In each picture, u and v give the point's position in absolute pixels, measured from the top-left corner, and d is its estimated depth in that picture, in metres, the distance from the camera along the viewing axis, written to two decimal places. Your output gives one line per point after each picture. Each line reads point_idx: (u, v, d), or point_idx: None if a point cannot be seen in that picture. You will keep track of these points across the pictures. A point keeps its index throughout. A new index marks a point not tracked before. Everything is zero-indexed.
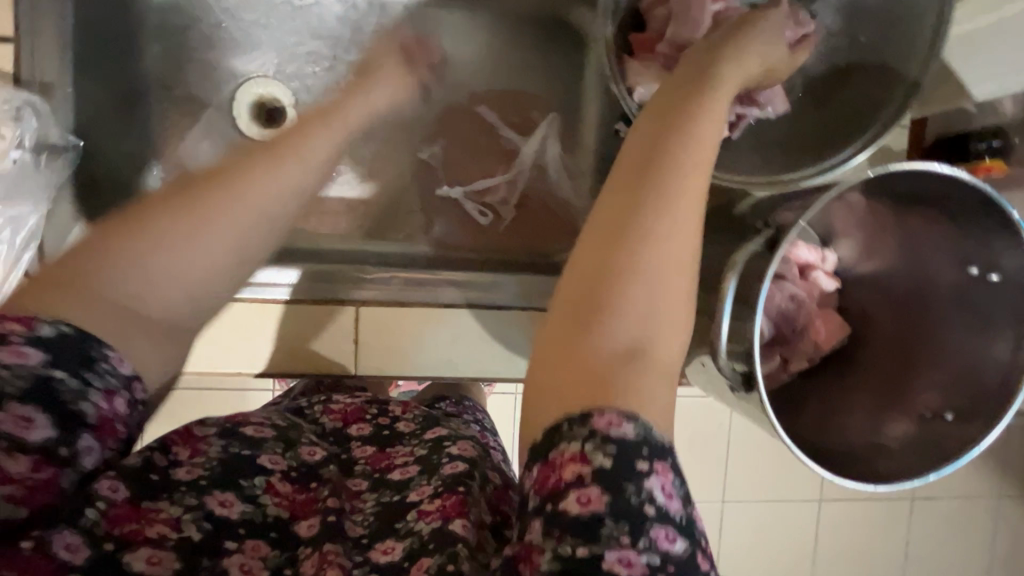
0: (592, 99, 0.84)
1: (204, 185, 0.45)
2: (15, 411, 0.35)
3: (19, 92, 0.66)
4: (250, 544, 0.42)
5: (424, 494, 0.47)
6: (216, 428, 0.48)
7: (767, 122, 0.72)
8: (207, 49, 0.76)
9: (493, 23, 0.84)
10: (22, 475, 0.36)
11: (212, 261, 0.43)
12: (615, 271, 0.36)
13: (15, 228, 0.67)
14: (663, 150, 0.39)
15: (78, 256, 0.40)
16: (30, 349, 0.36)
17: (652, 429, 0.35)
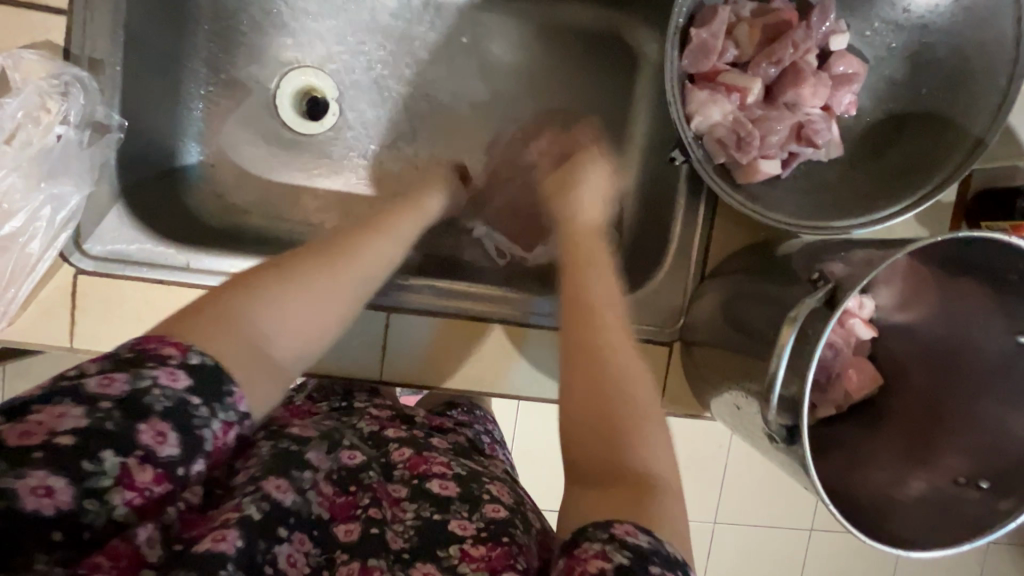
0: (641, 120, 0.83)
1: (312, 252, 0.51)
2: (155, 425, 0.37)
3: (69, 67, 0.62)
4: (297, 536, 0.42)
5: (467, 530, 0.46)
6: (264, 432, 0.50)
7: (817, 164, 0.72)
8: (257, 34, 0.78)
9: (546, 34, 0.83)
10: (144, 485, 0.37)
11: (319, 316, 0.48)
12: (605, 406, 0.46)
13: (55, 209, 0.62)
14: (590, 291, 0.54)
15: (206, 306, 0.44)
16: (181, 373, 0.39)
17: (662, 543, 0.38)
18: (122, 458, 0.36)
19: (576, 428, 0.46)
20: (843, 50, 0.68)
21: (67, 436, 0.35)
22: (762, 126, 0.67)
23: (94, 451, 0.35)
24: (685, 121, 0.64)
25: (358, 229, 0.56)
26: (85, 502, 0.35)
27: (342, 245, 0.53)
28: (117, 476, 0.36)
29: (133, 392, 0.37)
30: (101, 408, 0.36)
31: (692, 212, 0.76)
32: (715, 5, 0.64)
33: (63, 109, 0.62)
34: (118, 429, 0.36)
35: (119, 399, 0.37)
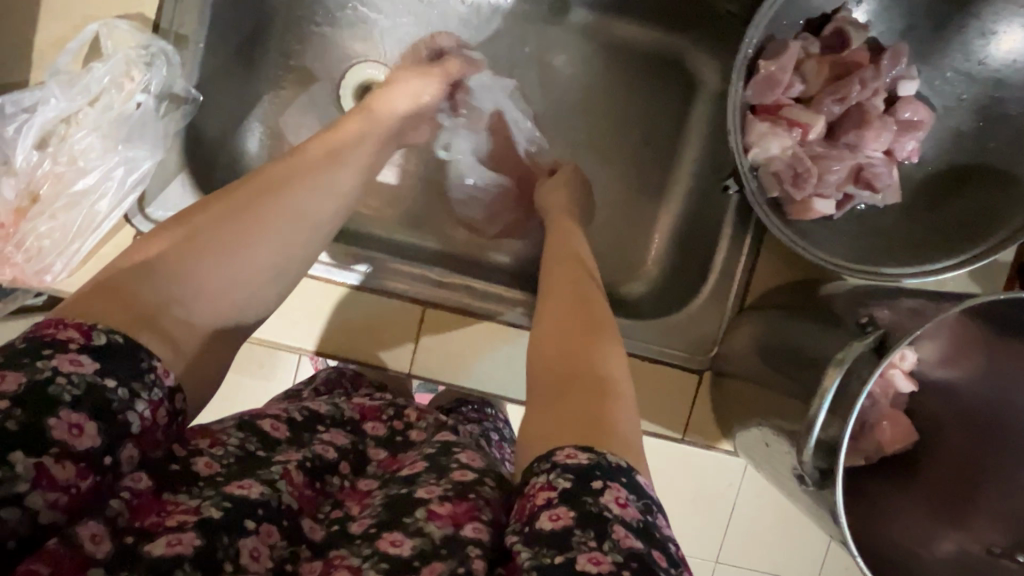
0: (693, 146, 0.83)
1: (229, 200, 0.48)
2: (68, 417, 0.33)
3: (156, 40, 0.66)
4: (265, 529, 0.37)
5: (433, 493, 0.40)
6: (234, 421, 0.45)
7: (873, 211, 0.70)
8: (329, 25, 0.80)
9: (607, 53, 0.85)
10: (68, 482, 0.33)
11: (244, 269, 0.47)
12: (583, 348, 0.48)
13: (128, 171, 0.66)
14: (564, 268, 0.59)
15: (121, 279, 0.41)
16: (85, 358, 0.35)
17: (606, 455, 0.39)
18: (35, 459, 0.32)
19: (541, 353, 0.49)
20: (911, 96, 0.67)
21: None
22: (821, 164, 0.66)
23: (0, 456, 0.31)
24: (742, 151, 0.64)
25: (295, 168, 0.53)
26: (2, 511, 0.31)
27: (257, 188, 0.50)
28: (34, 479, 0.32)
29: (35, 385, 0.33)
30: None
31: (737, 242, 0.76)
32: (786, 39, 0.64)
33: (145, 79, 0.66)
34: (24, 429, 0.32)
35: (18, 395, 0.32)
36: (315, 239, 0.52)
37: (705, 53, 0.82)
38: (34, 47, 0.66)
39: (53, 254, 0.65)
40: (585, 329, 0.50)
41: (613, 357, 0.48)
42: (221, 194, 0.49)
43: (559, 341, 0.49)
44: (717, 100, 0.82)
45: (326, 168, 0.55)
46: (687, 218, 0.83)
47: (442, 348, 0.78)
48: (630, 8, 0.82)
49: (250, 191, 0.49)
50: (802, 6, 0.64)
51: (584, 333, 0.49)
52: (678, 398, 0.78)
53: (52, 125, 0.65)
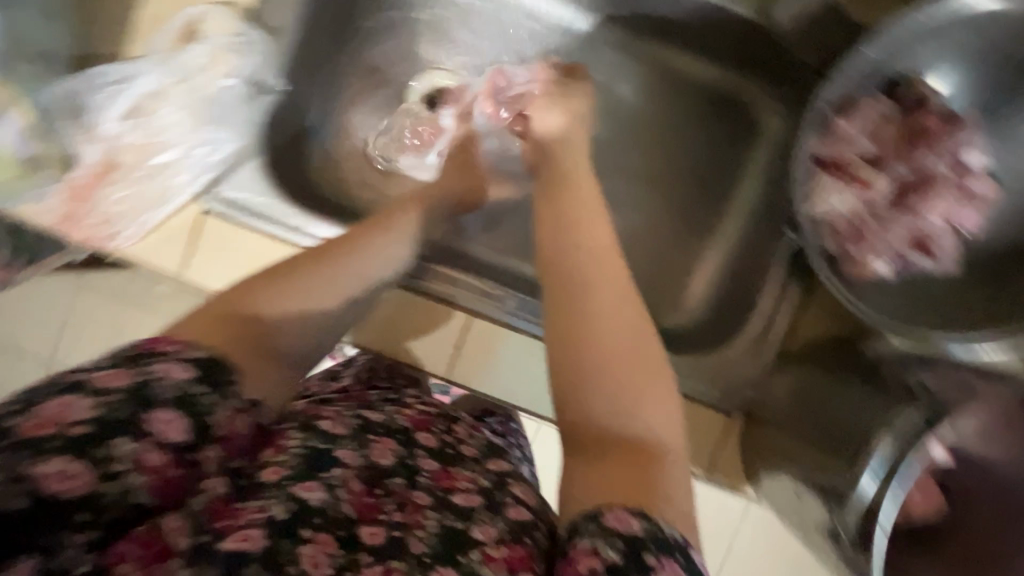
0: (749, 188, 0.84)
1: (321, 248, 0.51)
2: (164, 414, 0.35)
3: (251, 29, 0.68)
4: (322, 538, 0.38)
5: (489, 536, 0.42)
6: (296, 422, 0.45)
7: (928, 277, 0.69)
8: (408, 31, 0.83)
9: (671, 88, 0.86)
10: (160, 469, 0.35)
11: (329, 308, 0.48)
12: (621, 396, 0.45)
13: (209, 151, 0.68)
14: (581, 270, 0.50)
15: (222, 309, 0.43)
16: (184, 365, 0.37)
17: (660, 527, 0.39)
18: (135, 444, 0.34)
19: (573, 406, 0.46)
20: (979, 168, 0.67)
21: (81, 425, 0.33)
22: (881, 224, 0.68)
23: (108, 436, 0.34)
24: (804, 201, 0.64)
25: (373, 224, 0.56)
26: (105, 486, 0.33)
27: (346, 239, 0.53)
28: (133, 462, 0.34)
29: (140, 381, 0.35)
30: (109, 399, 0.34)
31: (782, 290, 0.77)
32: (859, 99, 0.65)
33: (233, 64, 0.68)
34: (129, 418, 0.34)
35: (127, 389, 0.35)
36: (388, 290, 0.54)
37: (770, 99, 0.83)
38: (134, 22, 0.68)
39: (123, 221, 0.68)
40: (620, 365, 0.46)
41: (659, 407, 0.45)
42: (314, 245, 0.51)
43: (591, 392, 0.45)
44: (776, 146, 0.83)
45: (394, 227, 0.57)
46: (735, 259, 0.83)
47: (479, 357, 0.79)
48: (702, 47, 0.83)
49: (347, 247, 0.52)
50: (888, 70, 0.65)
51: (622, 377, 0.45)
52: (706, 437, 0.78)
53: (141, 99, 0.67)
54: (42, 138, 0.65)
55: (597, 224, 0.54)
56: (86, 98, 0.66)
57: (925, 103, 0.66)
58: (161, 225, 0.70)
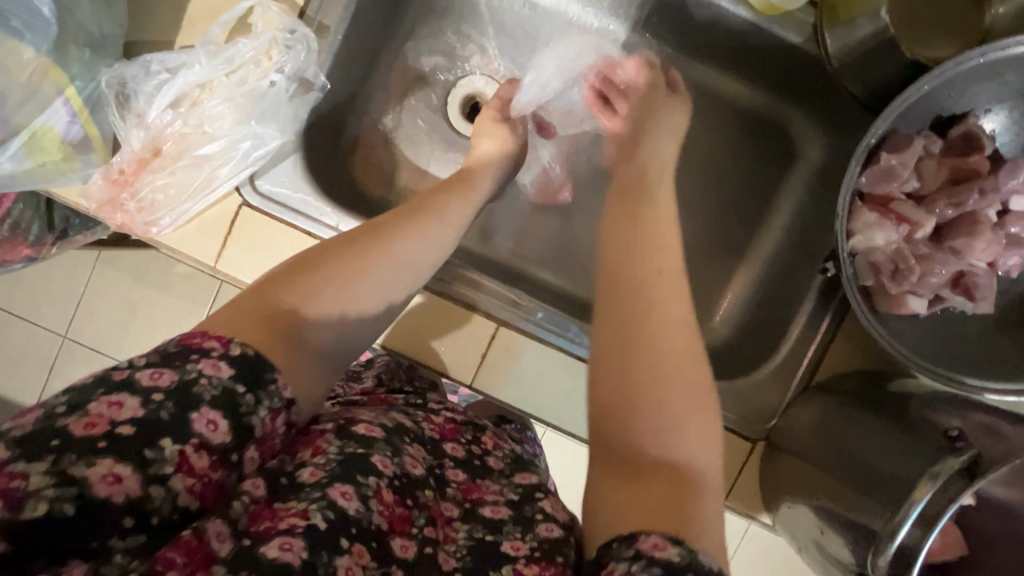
0: (783, 215, 0.84)
1: (350, 242, 0.51)
2: (206, 414, 0.36)
3: (301, 26, 0.67)
4: (357, 549, 0.37)
5: (519, 551, 0.43)
6: (332, 425, 0.44)
7: (961, 317, 0.69)
8: (452, 36, 0.84)
9: (714, 110, 0.86)
10: (203, 472, 0.36)
11: (358, 304, 0.48)
12: (658, 421, 0.47)
13: (254, 146, 0.68)
14: (630, 295, 0.54)
15: (255, 304, 0.43)
16: (224, 362, 0.38)
17: (697, 557, 0.38)
18: (179, 446, 0.35)
19: (614, 420, 0.49)
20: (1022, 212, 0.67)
21: (128, 426, 0.34)
22: (924, 264, 0.66)
23: (153, 439, 0.34)
24: (846, 236, 0.64)
25: (404, 216, 0.56)
26: (152, 489, 0.34)
27: (381, 234, 0.52)
28: (177, 464, 0.35)
29: (182, 381, 0.36)
30: (155, 399, 0.35)
31: (814, 321, 0.76)
32: (909, 135, 0.65)
33: (282, 61, 0.68)
34: (172, 418, 0.35)
35: (170, 390, 0.36)
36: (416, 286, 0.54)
37: (811, 127, 0.83)
38: (187, 14, 0.69)
39: (163, 209, 0.68)
40: (661, 392, 0.48)
41: (698, 431, 0.47)
42: (343, 238, 0.51)
43: (635, 405, 0.48)
44: (815, 173, 0.83)
45: (431, 219, 0.57)
46: (763, 286, 0.84)
47: (502, 367, 0.77)
48: (747, 70, 0.82)
49: (377, 240, 0.52)
50: (934, 104, 0.64)
51: (667, 400, 0.48)
52: (727, 462, 0.77)
53: (189, 88, 0.67)
54: (88, 120, 0.66)
55: (646, 249, 0.57)
56: (134, 85, 0.66)
57: (974, 143, 0.65)
58: (201, 215, 0.70)
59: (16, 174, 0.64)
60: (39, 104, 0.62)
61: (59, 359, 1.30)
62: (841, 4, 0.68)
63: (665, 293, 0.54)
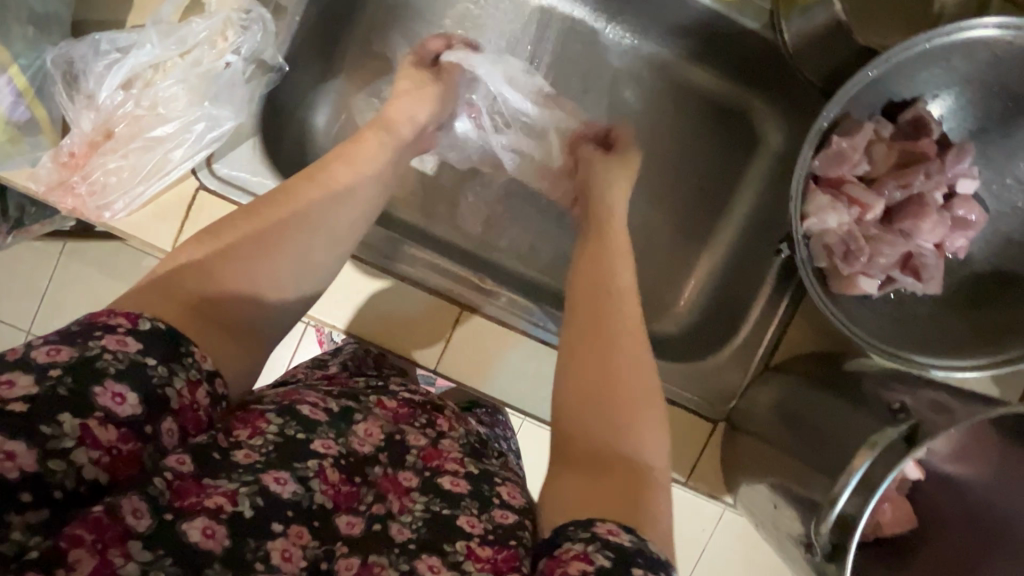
0: (746, 201, 0.86)
1: (269, 210, 0.50)
2: (111, 387, 0.36)
3: (257, 6, 0.67)
4: (294, 531, 0.40)
5: (475, 528, 0.42)
6: (275, 406, 0.45)
7: (911, 297, 0.72)
8: (415, 20, 0.83)
9: (680, 97, 0.87)
10: (110, 445, 0.36)
11: (280, 275, 0.49)
12: (620, 419, 0.48)
13: (208, 128, 0.67)
14: (597, 301, 0.56)
15: (168, 280, 0.44)
16: (130, 338, 0.38)
17: (646, 544, 0.39)
18: (81, 420, 0.35)
19: (569, 417, 0.49)
20: (969, 194, 0.69)
21: (21, 403, 0.34)
22: (873, 245, 0.68)
23: (51, 415, 0.34)
24: (799, 218, 0.65)
25: (329, 180, 0.56)
26: (50, 463, 0.34)
27: (293, 206, 0.52)
28: (79, 437, 0.35)
29: (82, 359, 0.36)
30: (51, 375, 0.35)
31: (772, 303, 0.78)
32: (860, 119, 0.67)
33: (238, 42, 0.66)
34: (71, 394, 0.35)
35: (69, 365, 0.36)
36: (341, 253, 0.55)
37: (773, 114, 0.84)
38: None
39: (115, 191, 0.67)
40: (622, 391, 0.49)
41: (649, 427, 0.48)
42: (260, 204, 0.51)
43: (587, 407, 0.49)
44: (775, 160, 0.85)
45: (357, 185, 0.57)
46: (725, 271, 0.85)
47: (474, 355, 0.78)
48: (709, 57, 0.83)
49: (298, 207, 0.52)
50: (882, 90, 0.66)
51: (628, 399, 0.49)
52: (691, 443, 0.78)
53: (141, 69, 0.66)
54: (34, 101, 0.64)
55: (609, 260, 0.60)
56: (82, 65, 0.65)
57: (922, 127, 0.67)
58: (155, 198, 0.69)
59: None
60: None
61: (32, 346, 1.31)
62: None
63: (629, 303, 0.56)
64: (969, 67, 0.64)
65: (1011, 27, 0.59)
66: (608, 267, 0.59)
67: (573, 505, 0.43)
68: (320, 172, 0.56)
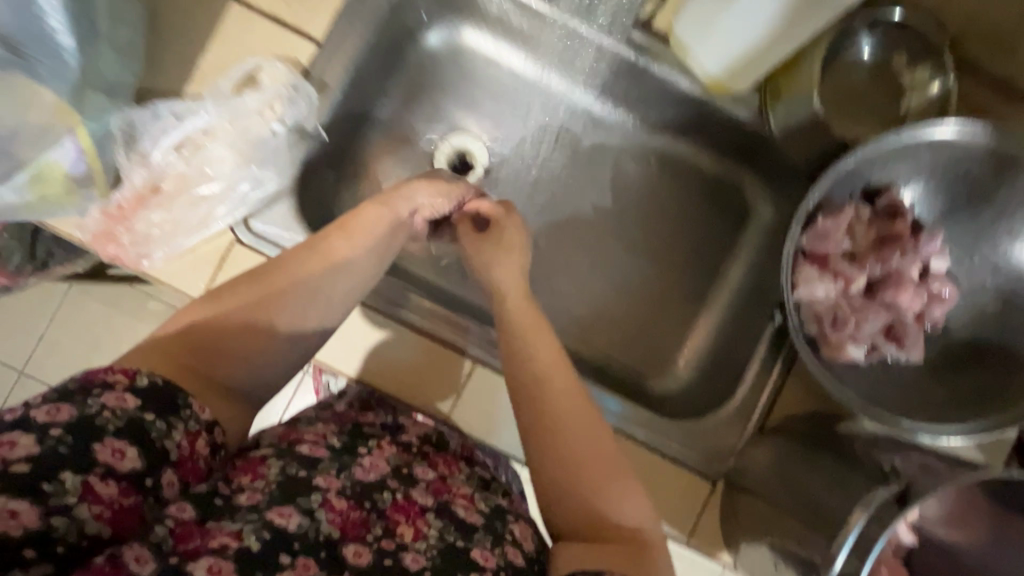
0: (740, 268, 0.93)
1: (267, 279, 0.59)
2: (112, 444, 0.43)
3: (305, 83, 0.74)
4: (301, 562, 0.44)
5: (488, 562, 0.49)
6: (271, 451, 0.52)
7: (896, 364, 0.77)
8: (439, 98, 0.92)
9: (677, 172, 0.95)
10: (111, 498, 0.42)
11: (276, 337, 0.57)
12: (594, 484, 0.54)
13: (252, 188, 0.74)
14: (533, 377, 0.60)
15: (175, 342, 0.52)
16: (128, 396, 0.45)
17: None
18: (81, 478, 0.41)
19: (550, 489, 0.55)
20: (942, 272, 0.76)
21: (23, 464, 0.40)
22: (859, 314, 0.74)
23: (54, 473, 0.40)
24: (791, 289, 0.71)
25: (322, 243, 0.64)
26: (52, 519, 0.40)
27: (294, 273, 0.60)
28: (81, 494, 0.41)
29: (82, 418, 0.43)
30: (52, 436, 0.41)
31: (768, 365, 0.82)
32: (841, 203, 0.74)
33: (284, 112, 0.74)
34: (72, 452, 0.41)
35: (69, 425, 0.42)
36: (333, 311, 0.62)
37: (763, 189, 0.92)
38: (198, 65, 0.74)
39: (158, 243, 0.72)
40: (585, 457, 0.55)
41: (624, 494, 0.55)
42: (259, 274, 0.59)
43: (556, 483, 0.55)
44: (766, 233, 0.92)
45: (341, 245, 0.64)
46: (721, 333, 0.91)
47: (484, 407, 0.80)
48: (704, 139, 0.92)
49: (293, 274, 0.60)
50: (862, 178, 0.74)
51: (601, 464, 0.55)
52: (692, 501, 0.79)
53: (192, 133, 0.72)
54: (95, 159, 0.68)
55: (532, 332, 0.63)
56: (142, 128, 0.70)
57: (898, 212, 0.75)
58: (193, 250, 0.73)
59: (18, 206, 0.67)
60: (49, 143, 0.65)
61: (24, 382, 1.36)
62: (781, 88, 0.79)
63: (564, 380, 0.59)
64: (936, 162, 0.72)
65: (969, 130, 0.68)
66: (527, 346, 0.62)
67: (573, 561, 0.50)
68: (323, 244, 0.64)
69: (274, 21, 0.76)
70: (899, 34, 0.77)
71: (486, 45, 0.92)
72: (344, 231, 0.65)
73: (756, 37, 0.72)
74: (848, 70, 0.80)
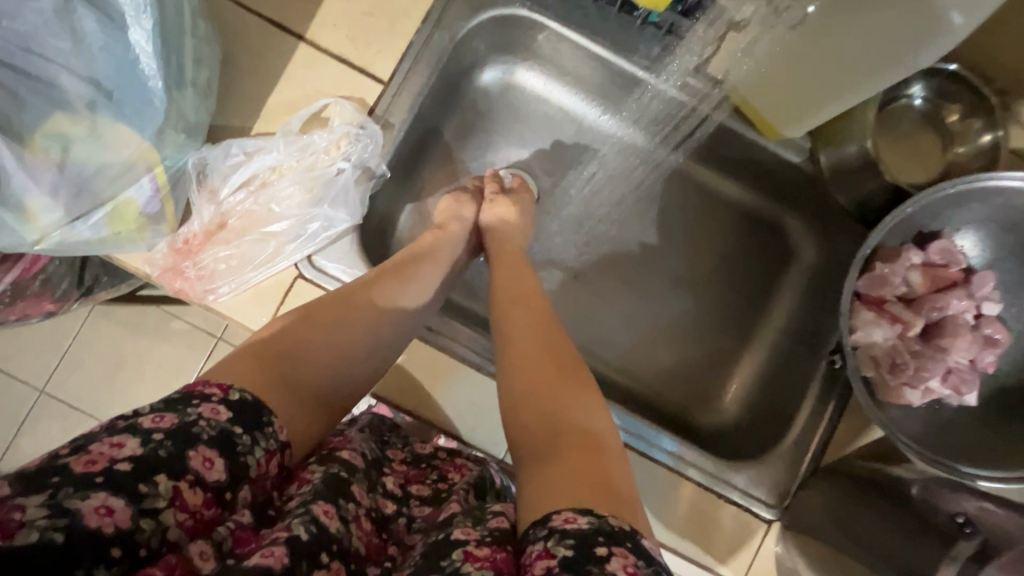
0: (786, 303, 0.95)
1: (338, 298, 0.61)
2: (203, 452, 0.41)
3: (371, 122, 0.76)
4: (335, 566, 0.42)
5: (471, 536, 0.45)
6: (315, 458, 0.52)
7: (949, 408, 0.77)
8: (491, 133, 0.94)
9: (721, 210, 0.97)
10: (195, 508, 0.40)
11: (351, 353, 0.58)
12: (556, 401, 0.57)
13: (322, 227, 0.74)
14: (500, 320, 0.68)
15: (259, 356, 0.51)
16: (222, 408, 0.44)
17: (603, 521, 0.44)
18: (174, 482, 0.39)
19: (516, 416, 0.58)
20: (994, 316, 0.77)
21: (125, 463, 0.37)
22: (918, 359, 0.76)
23: (150, 475, 0.38)
24: (849, 332, 0.73)
25: (385, 275, 0.66)
26: (142, 521, 0.37)
27: (363, 296, 0.62)
28: (170, 499, 0.38)
29: (183, 425, 0.41)
30: (154, 439, 0.39)
31: (820, 406, 0.82)
32: (898, 249, 0.76)
33: (349, 150, 0.75)
34: (171, 457, 0.39)
35: (170, 432, 0.40)
36: (397, 333, 0.64)
37: (807, 231, 0.94)
38: (268, 105, 0.75)
39: (223, 278, 0.72)
40: (554, 379, 0.60)
41: (585, 409, 0.57)
42: (329, 295, 0.61)
43: (527, 405, 0.58)
44: (811, 273, 0.94)
45: (406, 278, 0.68)
46: (767, 371, 0.93)
47: None
48: (747, 180, 0.94)
49: (361, 294, 0.62)
50: (918, 223, 0.76)
51: (555, 381, 0.59)
52: (744, 541, 0.79)
53: (262, 171, 0.73)
54: (168, 196, 0.70)
55: (501, 285, 0.73)
56: (212, 165, 0.72)
57: (951, 258, 0.77)
58: (257, 285, 0.73)
59: (89, 241, 0.67)
60: (127, 180, 0.66)
61: (45, 401, 1.35)
62: (833, 134, 0.81)
63: (526, 319, 0.67)
64: (991, 212, 0.74)
65: None
66: (500, 289, 0.72)
67: (543, 485, 0.49)
68: (398, 271, 0.68)
69: (342, 63, 0.77)
70: (954, 86, 0.79)
71: (538, 85, 0.93)
72: (402, 278, 0.67)
73: (805, 86, 0.75)
74: (897, 117, 0.82)
